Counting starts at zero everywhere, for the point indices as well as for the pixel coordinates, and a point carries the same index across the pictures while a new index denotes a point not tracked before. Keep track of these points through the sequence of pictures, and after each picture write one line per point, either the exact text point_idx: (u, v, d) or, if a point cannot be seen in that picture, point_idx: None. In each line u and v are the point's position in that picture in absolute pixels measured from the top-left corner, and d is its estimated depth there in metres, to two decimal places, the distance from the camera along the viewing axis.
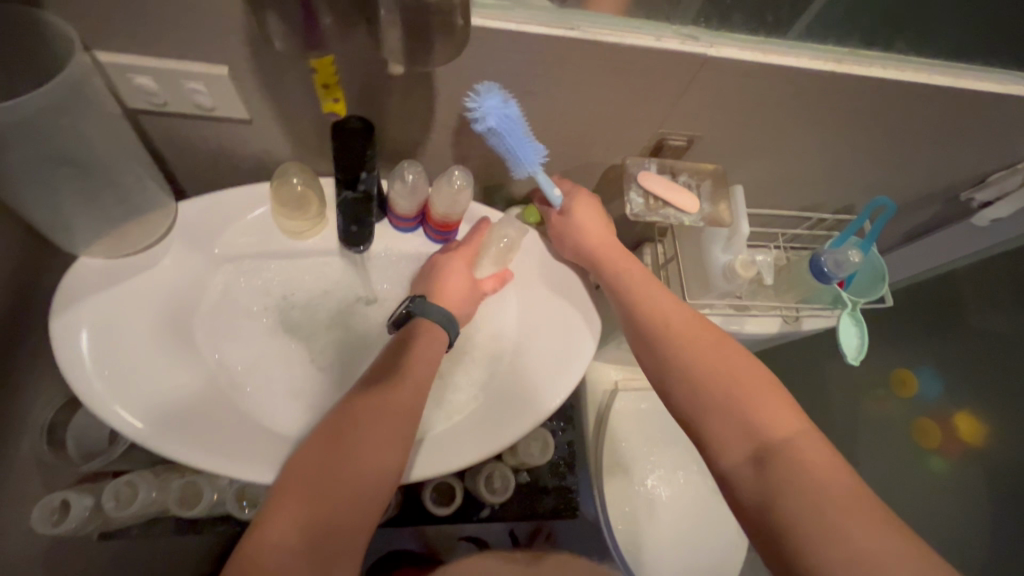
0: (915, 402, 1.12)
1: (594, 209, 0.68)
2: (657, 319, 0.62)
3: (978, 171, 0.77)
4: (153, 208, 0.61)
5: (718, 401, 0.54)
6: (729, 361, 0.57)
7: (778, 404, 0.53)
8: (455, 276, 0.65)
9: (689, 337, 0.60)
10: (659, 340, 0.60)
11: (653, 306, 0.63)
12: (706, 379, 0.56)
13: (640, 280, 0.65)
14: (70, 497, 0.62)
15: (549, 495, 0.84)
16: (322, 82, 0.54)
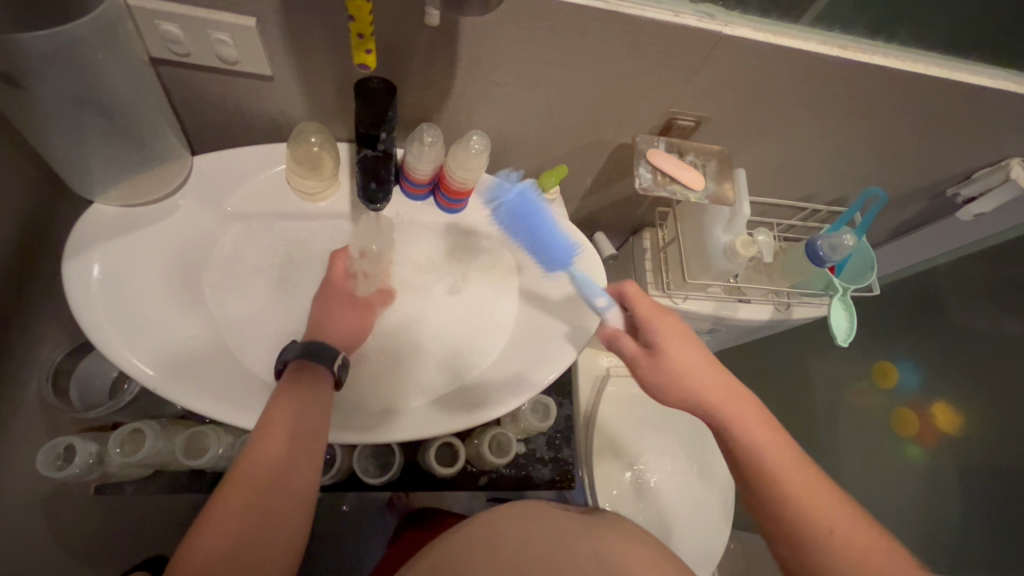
0: (894, 392, 1.18)
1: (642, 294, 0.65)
2: (741, 425, 0.59)
3: (965, 166, 0.81)
4: (171, 160, 0.61)
5: (815, 544, 0.54)
6: (819, 486, 0.56)
7: (870, 535, 0.53)
8: (341, 299, 0.65)
9: (769, 446, 0.58)
10: (748, 454, 0.59)
11: (735, 408, 0.60)
12: (803, 505, 0.55)
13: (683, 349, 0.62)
14: (76, 443, 0.63)
15: (546, 465, 0.91)
16: (357, 30, 0.51)
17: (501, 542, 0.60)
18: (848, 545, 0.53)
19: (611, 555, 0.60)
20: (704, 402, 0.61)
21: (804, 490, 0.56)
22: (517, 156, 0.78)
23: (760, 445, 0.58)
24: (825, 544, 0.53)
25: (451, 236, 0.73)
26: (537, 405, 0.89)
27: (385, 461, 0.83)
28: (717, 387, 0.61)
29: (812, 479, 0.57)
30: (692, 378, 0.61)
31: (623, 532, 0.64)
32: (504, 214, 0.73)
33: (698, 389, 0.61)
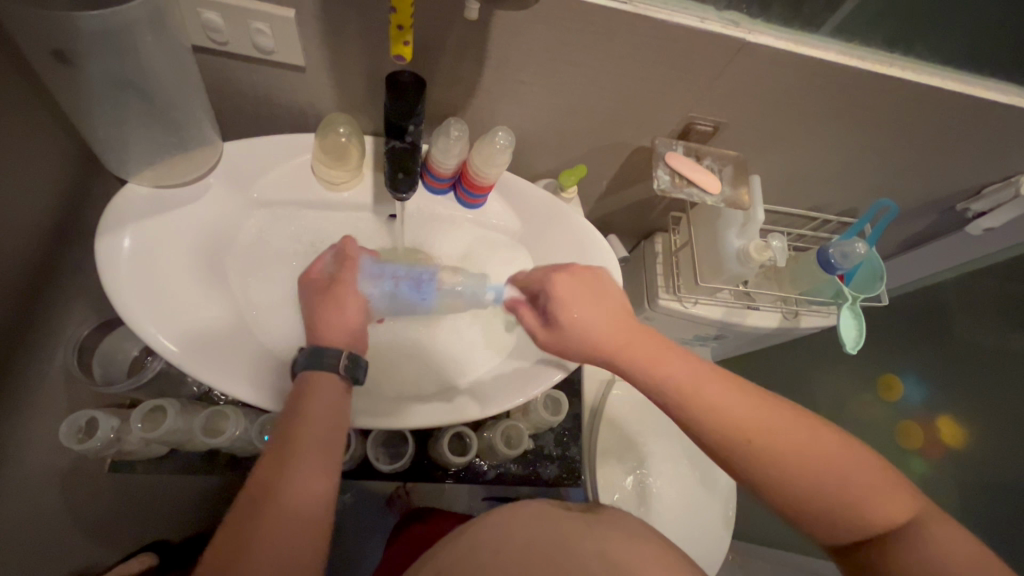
0: (898, 405, 1.19)
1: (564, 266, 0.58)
2: (647, 363, 0.54)
3: (975, 181, 0.83)
4: (203, 144, 0.62)
5: (752, 458, 0.49)
6: (734, 391, 0.52)
7: (808, 435, 0.50)
8: (349, 311, 0.60)
9: (694, 375, 0.54)
10: (666, 389, 0.53)
11: (636, 348, 0.55)
12: (718, 426, 0.51)
13: (615, 320, 0.56)
14: (98, 416, 0.66)
15: (552, 462, 0.93)
16: (398, 22, 0.53)
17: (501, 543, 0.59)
18: (775, 443, 0.49)
19: (614, 553, 0.58)
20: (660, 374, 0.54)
21: (783, 427, 0.50)
22: (536, 155, 0.80)
23: (717, 397, 0.52)
24: (755, 452, 0.49)
25: (473, 230, 0.74)
26: (547, 400, 0.90)
27: (395, 450, 0.83)
28: (619, 336, 0.55)
29: (723, 387, 0.52)
30: (591, 333, 0.56)
31: (627, 532, 0.62)
32: (523, 211, 0.74)
33: (602, 341, 0.55)
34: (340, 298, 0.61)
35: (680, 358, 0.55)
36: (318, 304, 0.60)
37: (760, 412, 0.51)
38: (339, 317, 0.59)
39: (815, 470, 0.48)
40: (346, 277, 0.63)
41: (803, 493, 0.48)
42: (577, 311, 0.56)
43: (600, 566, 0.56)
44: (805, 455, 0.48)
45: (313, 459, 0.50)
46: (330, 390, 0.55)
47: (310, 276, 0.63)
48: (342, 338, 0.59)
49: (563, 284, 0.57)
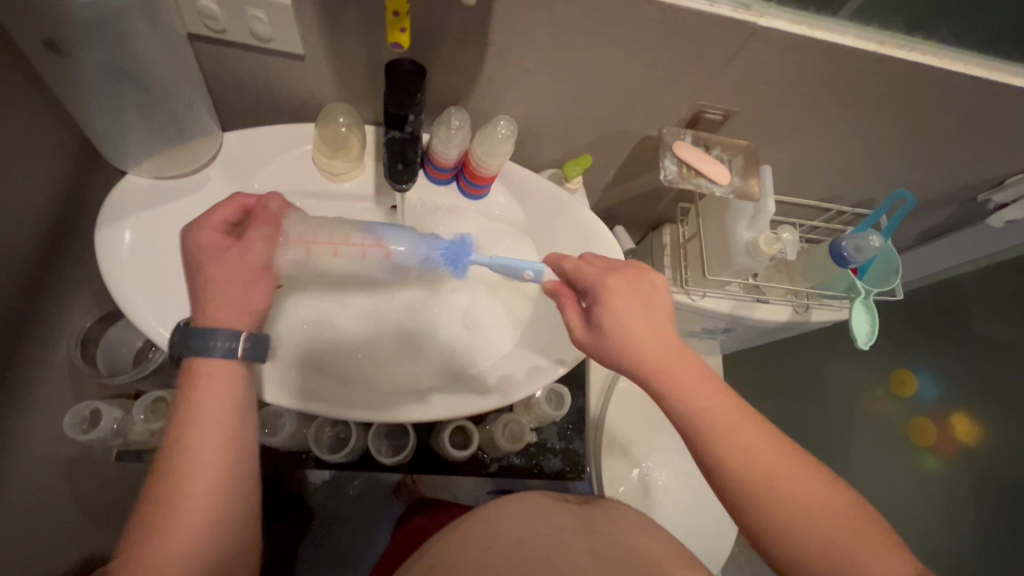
0: (912, 401, 1.15)
1: (629, 290, 0.53)
2: (685, 389, 0.51)
3: (997, 173, 0.80)
4: (202, 132, 0.61)
5: (768, 502, 0.47)
6: (766, 446, 0.49)
7: (839, 508, 0.48)
8: (230, 282, 0.51)
9: (731, 423, 0.50)
10: (694, 421, 0.50)
11: (681, 376, 0.51)
12: (749, 470, 0.48)
13: (667, 350, 0.52)
14: (101, 408, 0.70)
15: (555, 456, 0.92)
16: (393, 8, 0.53)
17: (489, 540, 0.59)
18: (782, 489, 0.47)
19: (605, 548, 0.58)
20: (707, 419, 0.50)
21: (812, 506, 0.47)
22: (541, 144, 0.78)
23: (751, 458, 0.48)
24: (768, 511, 0.47)
25: (478, 221, 0.73)
26: (550, 394, 0.89)
27: (397, 443, 0.83)
28: (665, 354, 0.51)
29: (745, 428, 0.50)
30: (632, 343, 0.51)
31: (619, 531, 0.62)
32: (526, 201, 0.73)
33: (642, 356, 0.51)
34: (240, 266, 0.52)
35: (711, 386, 0.51)
36: (209, 265, 0.50)
37: (791, 472, 0.48)
38: (229, 289, 0.51)
39: (819, 519, 0.47)
40: (257, 244, 0.53)
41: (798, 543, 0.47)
42: (627, 321, 0.51)
43: (594, 563, 0.55)
44: (816, 524, 0.47)
45: (250, 452, 0.50)
46: (239, 376, 0.51)
47: (201, 231, 0.51)
48: (237, 318, 0.51)
49: (619, 290, 0.53)
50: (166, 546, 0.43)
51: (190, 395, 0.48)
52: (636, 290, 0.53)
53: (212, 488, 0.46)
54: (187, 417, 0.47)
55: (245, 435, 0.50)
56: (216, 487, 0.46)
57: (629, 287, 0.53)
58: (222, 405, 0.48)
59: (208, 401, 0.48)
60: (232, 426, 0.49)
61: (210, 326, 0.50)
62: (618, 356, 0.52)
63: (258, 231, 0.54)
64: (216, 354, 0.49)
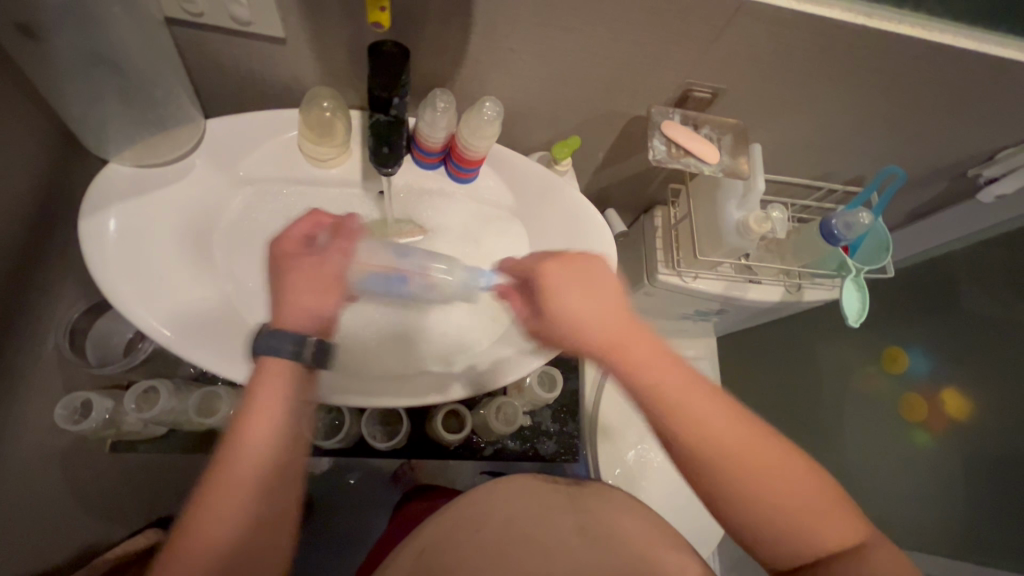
0: (903, 377, 1.16)
1: (571, 269, 0.53)
2: (639, 366, 0.50)
3: (987, 147, 0.80)
4: (185, 120, 0.61)
5: (730, 479, 0.48)
6: (724, 420, 0.49)
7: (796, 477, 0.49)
8: (309, 294, 0.52)
9: (694, 403, 0.50)
10: (650, 397, 0.50)
11: (637, 353, 0.51)
12: (707, 449, 0.49)
13: (620, 327, 0.51)
14: (93, 398, 0.68)
15: (550, 438, 0.93)
16: None
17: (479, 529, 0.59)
18: (743, 464, 0.48)
19: (592, 526, 0.60)
20: (658, 397, 0.50)
21: (773, 472, 0.48)
22: (530, 127, 0.77)
23: (713, 435, 0.49)
24: (737, 486, 0.48)
25: (466, 206, 0.73)
26: (543, 376, 0.89)
27: (391, 428, 0.84)
28: (619, 332, 0.51)
29: (705, 401, 0.50)
30: (583, 326, 0.51)
31: (609, 508, 0.63)
32: (514, 183, 0.73)
33: (592, 334, 0.51)
34: (321, 274, 0.52)
35: (670, 363, 0.51)
36: (298, 275, 0.52)
37: (756, 445, 0.49)
38: (304, 296, 0.51)
39: (782, 502, 0.48)
40: (338, 253, 0.54)
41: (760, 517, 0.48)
42: (569, 300, 0.52)
43: (578, 541, 0.58)
44: (779, 492, 0.48)
45: (292, 464, 0.50)
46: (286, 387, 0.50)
47: (284, 243, 0.53)
48: (302, 322, 0.51)
49: (559, 269, 0.53)
50: (202, 540, 0.44)
51: (258, 395, 0.48)
52: (582, 267, 0.53)
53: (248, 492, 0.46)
54: (248, 414, 0.47)
55: (295, 440, 0.50)
56: (262, 488, 0.47)
57: (563, 263, 0.53)
58: (278, 413, 0.48)
59: (268, 403, 0.48)
60: (283, 432, 0.48)
61: (282, 329, 0.50)
62: (569, 337, 0.53)
63: (292, 238, 0.53)
64: (282, 359, 0.49)
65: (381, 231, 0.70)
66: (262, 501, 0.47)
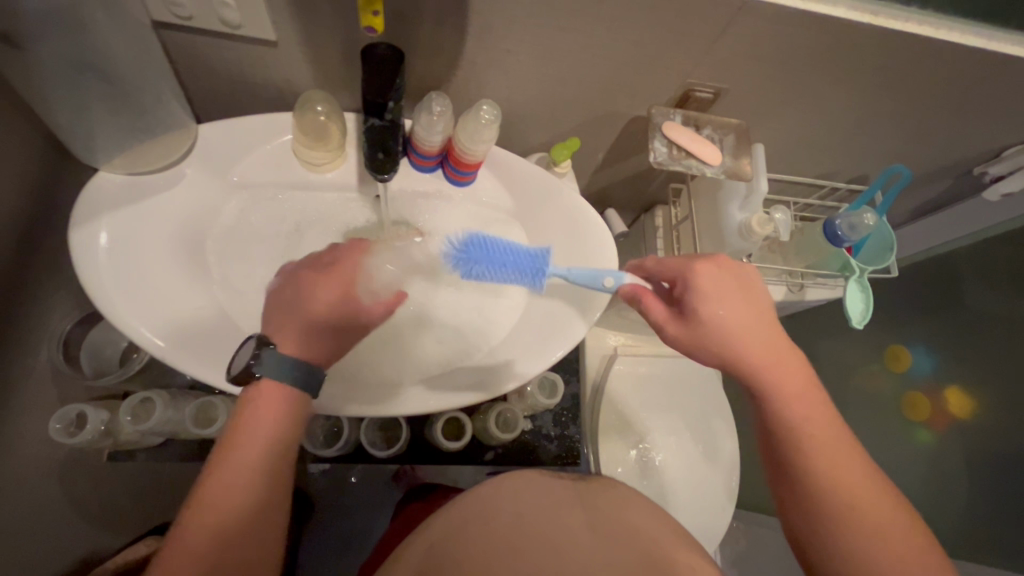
0: (906, 376, 1.16)
1: (715, 276, 0.55)
2: (787, 383, 0.54)
3: (994, 145, 0.79)
4: (175, 127, 0.60)
5: (837, 504, 0.51)
6: (844, 446, 0.53)
7: (911, 535, 0.49)
8: (315, 298, 0.55)
9: (815, 418, 0.53)
10: (728, 360, 0.54)
11: (781, 370, 0.54)
12: (825, 484, 0.51)
13: (772, 342, 0.54)
14: (87, 411, 0.67)
15: (551, 443, 0.94)
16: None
17: (495, 519, 0.58)
18: (862, 502, 0.50)
19: (604, 524, 0.59)
20: (772, 408, 0.53)
21: (889, 525, 0.49)
22: (529, 127, 0.76)
23: (846, 465, 0.51)
24: (844, 517, 0.50)
25: (465, 208, 0.72)
26: (543, 382, 0.88)
27: (390, 434, 0.84)
28: (771, 346, 0.54)
29: (831, 417, 0.54)
30: (729, 331, 0.54)
31: (616, 504, 0.63)
32: (511, 185, 0.72)
33: (743, 344, 0.54)
34: (336, 276, 0.56)
35: (811, 391, 0.54)
36: (303, 285, 0.55)
37: (868, 486, 0.51)
38: (305, 299, 0.55)
39: (870, 527, 0.49)
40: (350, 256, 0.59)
41: (852, 542, 0.49)
42: (725, 309, 0.54)
43: (593, 540, 0.56)
44: (891, 547, 0.49)
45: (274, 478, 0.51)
46: (275, 409, 0.52)
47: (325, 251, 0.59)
48: (301, 330, 0.54)
49: (711, 274, 0.55)
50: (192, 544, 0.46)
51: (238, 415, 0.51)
52: (750, 296, 0.55)
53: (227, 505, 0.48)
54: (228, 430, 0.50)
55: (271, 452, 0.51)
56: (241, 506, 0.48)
57: (724, 265, 0.56)
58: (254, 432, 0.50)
59: (245, 426, 0.51)
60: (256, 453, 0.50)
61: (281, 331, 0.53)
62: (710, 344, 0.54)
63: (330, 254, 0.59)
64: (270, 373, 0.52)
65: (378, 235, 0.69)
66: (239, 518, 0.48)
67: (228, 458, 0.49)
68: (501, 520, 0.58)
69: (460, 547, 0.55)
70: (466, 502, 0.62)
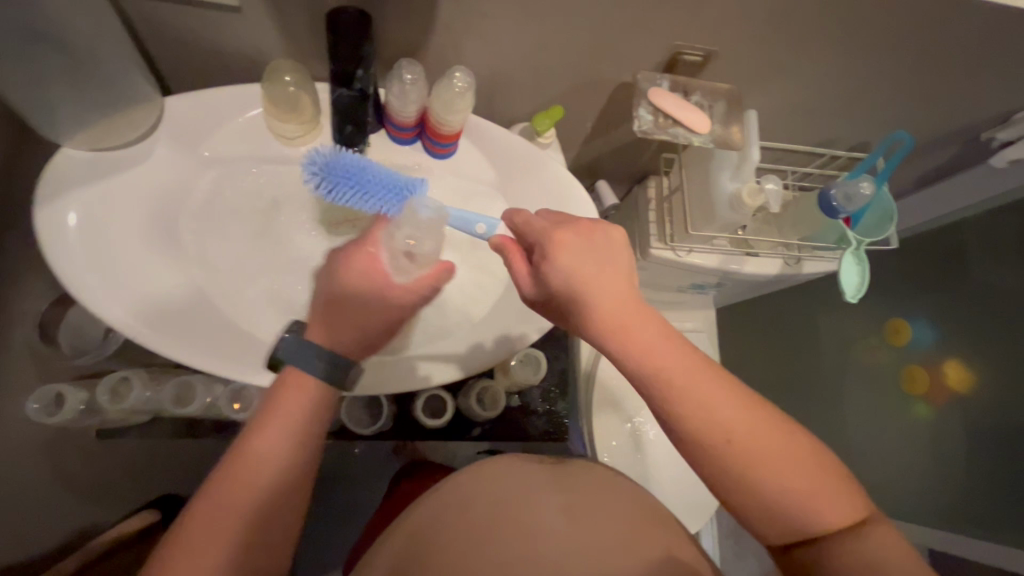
0: (905, 349, 1.13)
1: (578, 234, 0.51)
2: (639, 344, 0.49)
3: (1003, 108, 0.74)
4: (140, 102, 0.58)
5: (729, 462, 0.46)
6: (721, 387, 0.48)
7: (796, 452, 0.46)
8: (362, 267, 0.54)
9: (680, 367, 0.48)
10: (648, 376, 0.48)
11: (632, 329, 0.49)
12: (698, 417, 0.47)
13: (613, 295, 0.50)
14: (65, 391, 0.69)
15: (538, 418, 0.91)
16: None
17: (465, 515, 0.57)
18: (747, 448, 0.46)
19: (579, 505, 0.59)
20: (663, 376, 0.48)
21: (778, 454, 0.46)
22: (512, 95, 0.73)
23: (730, 413, 0.47)
24: (737, 469, 0.46)
25: (445, 180, 0.69)
26: (526, 357, 0.88)
27: (376, 411, 0.84)
28: (618, 305, 0.50)
29: (681, 355, 0.49)
30: (580, 291, 0.50)
31: (595, 486, 0.62)
32: (493, 156, 0.69)
33: (591, 310, 0.49)
34: (368, 273, 0.54)
35: (674, 343, 0.49)
36: (357, 285, 0.53)
37: (754, 426, 0.47)
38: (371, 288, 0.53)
39: (778, 471, 0.46)
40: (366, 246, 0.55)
41: (759, 486, 0.46)
42: (570, 265, 0.50)
43: (565, 525, 0.56)
44: (789, 486, 0.46)
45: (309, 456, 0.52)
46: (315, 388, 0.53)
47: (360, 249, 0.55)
48: (345, 341, 0.53)
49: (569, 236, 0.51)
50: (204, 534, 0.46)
51: (275, 395, 0.51)
52: (597, 241, 0.51)
53: (254, 480, 0.48)
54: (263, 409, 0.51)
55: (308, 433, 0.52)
56: (276, 482, 0.49)
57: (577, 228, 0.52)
58: (292, 410, 0.51)
59: (287, 400, 0.51)
60: (299, 426, 0.51)
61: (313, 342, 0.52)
62: (564, 309, 0.50)
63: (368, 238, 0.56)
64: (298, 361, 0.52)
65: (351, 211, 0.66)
66: (267, 499, 0.49)
67: (261, 433, 0.49)
68: (477, 511, 0.57)
69: (433, 547, 0.55)
70: (433, 497, 0.60)
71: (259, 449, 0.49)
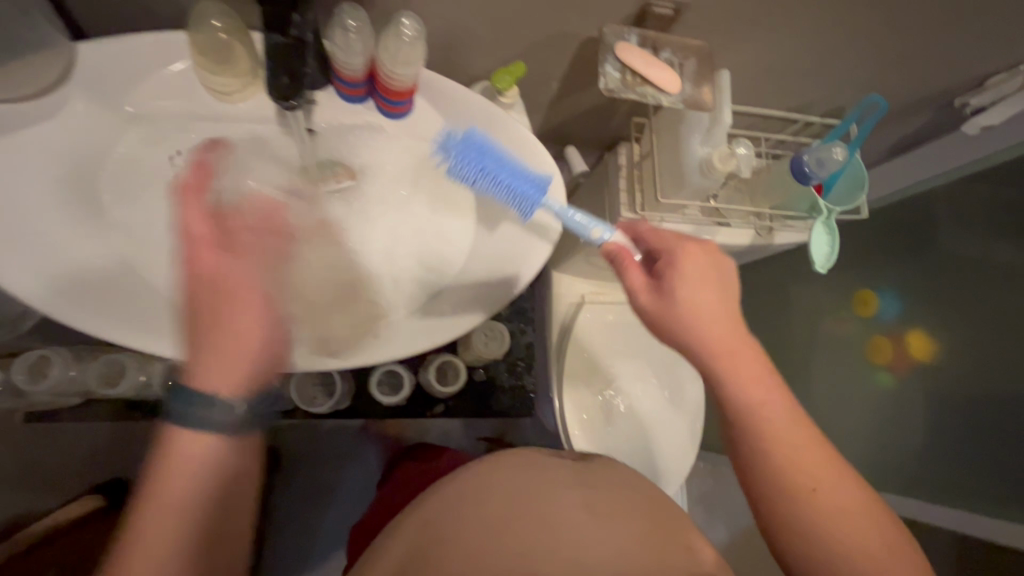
0: (873, 320, 1.15)
1: (699, 266, 0.55)
2: (742, 375, 0.53)
3: (977, 71, 0.73)
4: (42, 49, 0.52)
5: (808, 503, 0.51)
6: (808, 438, 0.53)
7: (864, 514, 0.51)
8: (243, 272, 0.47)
9: (776, 405, 0.53)
10: (752, 407, 0.53)
11: (737, 362, 0.54)
12: (786, 449, 0.52)
13: (723, 327, 0.54)
14: None
15: (505, 393, 0.89)
16: None
17: (481, 498, 0.52)
18: (829, 495, 0.51)
19: (603, 501, 0.53)
20: (761, 411, 0.53)
21: (848, 507, 0.51)
22: (472, 50, 0.68)
23: (812, 456, 0.52)
24: (810, 513, 0.51)
25: (403, 143, 0.65)
26: (491, 332, 0.87)
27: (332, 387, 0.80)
28: (728, 336, 0.54)
29: (781, 400, 0.54)
30: (693, 316, 0.54)
31: (612, 478, 0.58)
32: (451, 116, 0.64)
33: (704, 334, 0.53)
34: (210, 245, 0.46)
35: (773, 383, 0.54)
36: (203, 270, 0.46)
37: (834, 478, 0.52)
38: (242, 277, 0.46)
39: (849, 523, 0.50)
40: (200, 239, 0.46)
41: (829, 533, 0.50)
42: (693, 292, 0.54)
43: (590, 516, 0.51)
44: (856, 545, 0.50)
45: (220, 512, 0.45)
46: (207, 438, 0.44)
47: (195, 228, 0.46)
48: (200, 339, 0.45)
49: (692, 263, 0.55)
50: None
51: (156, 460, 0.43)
52: (713, 274, 0.55)
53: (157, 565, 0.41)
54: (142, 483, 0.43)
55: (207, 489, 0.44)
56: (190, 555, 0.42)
57: (694, 254, 0.56)
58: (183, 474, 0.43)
59: (172, 465, 0.43)
60: (186, 489, 0.43)
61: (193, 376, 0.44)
62: (678, 330, 0.54)
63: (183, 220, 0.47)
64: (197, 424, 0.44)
65: (302, 177, 0.62)
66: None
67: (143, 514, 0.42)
68: (489, 513, 0.51)
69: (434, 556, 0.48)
70: (455, 487, 0.54)
71: (143, 524, 0.42)
